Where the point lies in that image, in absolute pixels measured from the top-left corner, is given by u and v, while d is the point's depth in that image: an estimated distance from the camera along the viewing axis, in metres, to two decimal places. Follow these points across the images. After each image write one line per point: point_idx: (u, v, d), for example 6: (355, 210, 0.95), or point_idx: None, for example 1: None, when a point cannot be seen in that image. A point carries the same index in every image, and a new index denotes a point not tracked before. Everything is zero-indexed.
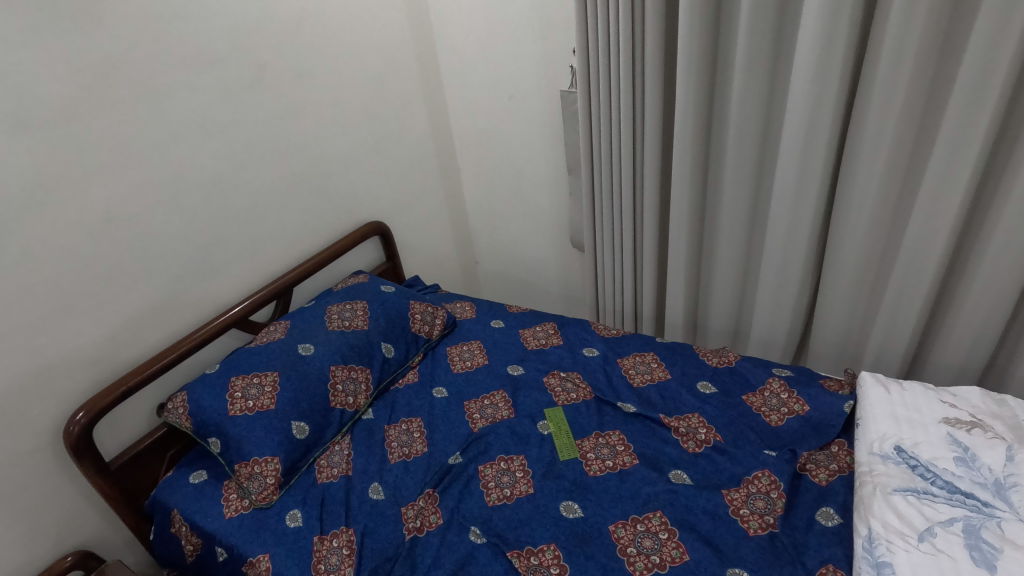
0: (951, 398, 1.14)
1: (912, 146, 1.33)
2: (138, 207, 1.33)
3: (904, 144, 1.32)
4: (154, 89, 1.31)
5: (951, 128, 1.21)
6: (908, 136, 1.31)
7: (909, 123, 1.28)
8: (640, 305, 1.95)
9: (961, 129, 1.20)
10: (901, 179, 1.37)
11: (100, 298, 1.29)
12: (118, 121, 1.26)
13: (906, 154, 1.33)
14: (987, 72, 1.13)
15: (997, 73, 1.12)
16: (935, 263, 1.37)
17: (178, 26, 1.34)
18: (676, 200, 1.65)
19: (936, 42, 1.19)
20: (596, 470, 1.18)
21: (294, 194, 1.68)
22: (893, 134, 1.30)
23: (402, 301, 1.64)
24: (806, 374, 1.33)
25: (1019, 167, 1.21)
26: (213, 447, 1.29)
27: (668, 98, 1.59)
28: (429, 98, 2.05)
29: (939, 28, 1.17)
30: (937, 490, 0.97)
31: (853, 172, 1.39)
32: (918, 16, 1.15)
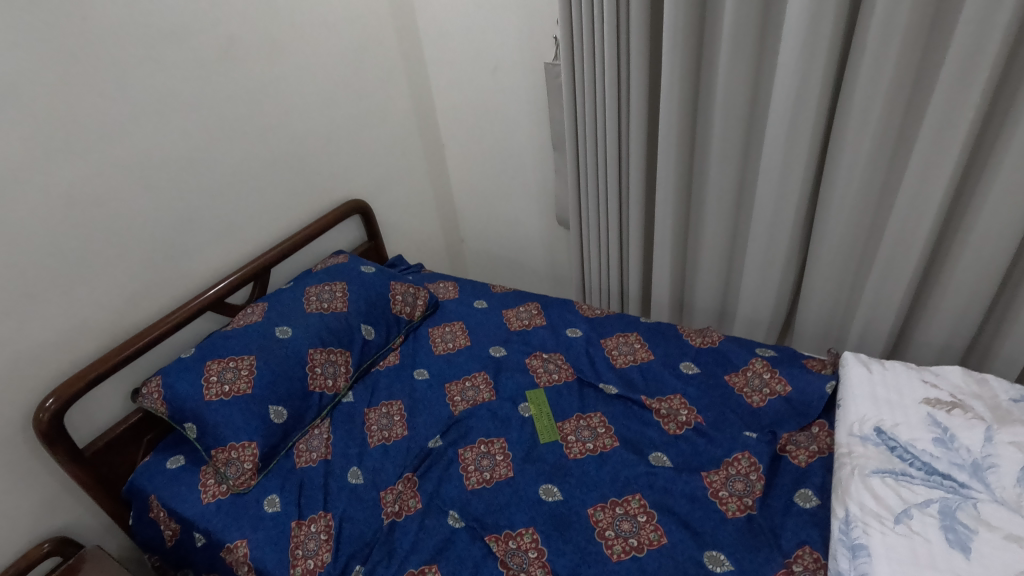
0: (933, 378, 1.13)
1: (901, 122, 1.29)
2: (103, 189, 1.27)
3: (892, 119, 1.28)
4: (116, 64, 1.25)
5: (941, 102, 1.18)
6: (897, 111, 1.27)
7: (898, 98, 1.25)
8: (626, 284, 1.93)
9: (952, 105, 1.17)
10: (889, 156, 1.34)
11: (68, 284, 1.25)
12: (78, 99, 1.20)
13: (895, 129, 1.30)
14: (980, 45, 1.09)
15: (990, 46, 1.08)
16: (922, 242, 1.35)
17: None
18: (662, 177, 1.61)
19: (929, 13, 1.15)
20: (576, 453, 1.17)
21: (270, 172, 1.62)
22: (882, 108, 1.27)
23: (382, 282, 1.61)
24: (789, 354, 1.32)
25: (1009, 144, 1.18)
26: (190, 432, 1.26)
27: (654, 71, 1.54)
28: (410, 72, 1.98)
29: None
30: (914, 471, 0.96)
31: (841, 148, 1.36)
32: None
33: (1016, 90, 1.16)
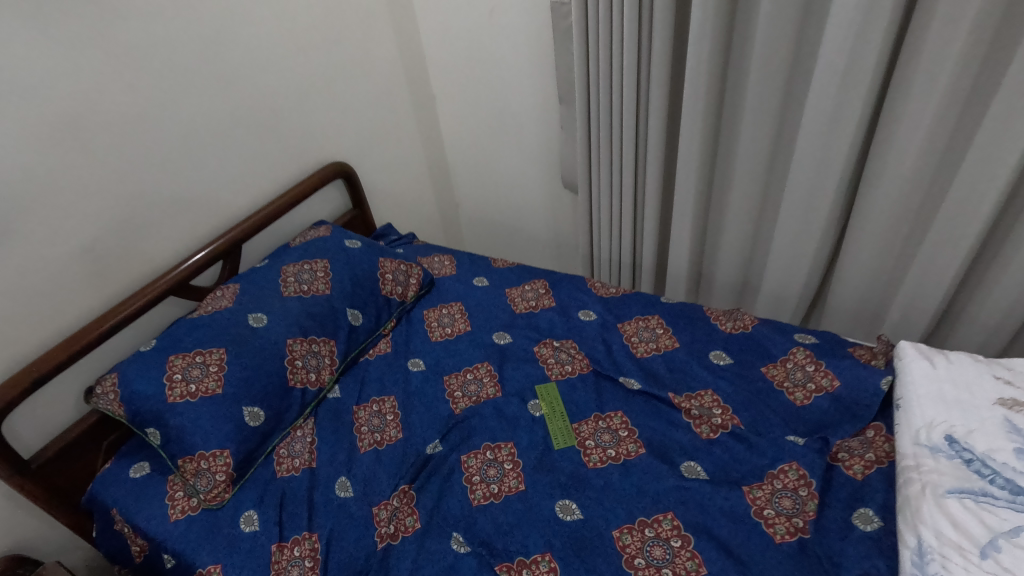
0: (1007, 373, 0.98)
1: (979, 70, 1.09)
2: (30, 156, 1.06)
3: (969, 66, 1.08)
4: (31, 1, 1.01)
5: None
6: (976, 57, 1.07)
7: (980, 40, 1.04)
8: (639, 255, 1.75)
9: None
10: (959, 110, 1.14)
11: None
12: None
13: (970, 78, 1.10)
14: None
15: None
16: (989, 212, 1.17)
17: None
18: (687, 135, 1.41)
19: None
20: (596, 462, 1.02)
21: (236, 133, 1.40)
22: (958, 53, 1.06)
23: (369, 259, 1.42)
24: (833, 341, 1.17)
25: None
26: (154, 439, 1.10)
27: (681, 11, 1.32)
28: (395, 14, 1.73)
29: None
30: (997, 491, 0.82)
31: (904, 102, 1.16)
32: None
33: None
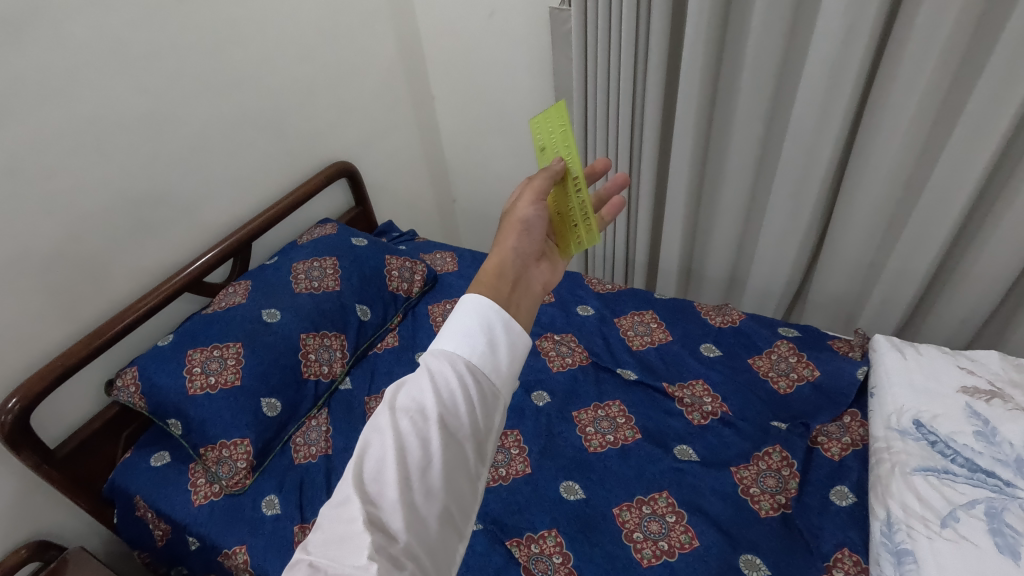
0: (969, 363, 1.08)
1: (945, 98, 1.14)
2: (50, 158, 1.09)
3: (936, 94, 1.12)
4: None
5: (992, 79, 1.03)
6: (943, 85, 1.11)
7: (946, 72, 1.09)
8: (632, 252, 1.79)
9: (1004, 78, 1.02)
10: (926, 133, 1.19)
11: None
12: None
13: (936, 105, 1.14)
14: None
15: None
16: (947, 230, 1.23)
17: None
18: (679, 142, 1.43)
19: None
20: (596, 446, 1.10)
21: (246, 133, 1.42)
22: (928, 81, 1.10)
23: (376, 257, 1.48)
24: (813, 334, 1.26)
25: None
26: (174, 429, 1.17)
27: (678, 17, 1.35)
28: (396, 14, 1.73)
29: None
30: (957, 468, 0.92)
31: (877, 129, 1.20)
32: None
33: None
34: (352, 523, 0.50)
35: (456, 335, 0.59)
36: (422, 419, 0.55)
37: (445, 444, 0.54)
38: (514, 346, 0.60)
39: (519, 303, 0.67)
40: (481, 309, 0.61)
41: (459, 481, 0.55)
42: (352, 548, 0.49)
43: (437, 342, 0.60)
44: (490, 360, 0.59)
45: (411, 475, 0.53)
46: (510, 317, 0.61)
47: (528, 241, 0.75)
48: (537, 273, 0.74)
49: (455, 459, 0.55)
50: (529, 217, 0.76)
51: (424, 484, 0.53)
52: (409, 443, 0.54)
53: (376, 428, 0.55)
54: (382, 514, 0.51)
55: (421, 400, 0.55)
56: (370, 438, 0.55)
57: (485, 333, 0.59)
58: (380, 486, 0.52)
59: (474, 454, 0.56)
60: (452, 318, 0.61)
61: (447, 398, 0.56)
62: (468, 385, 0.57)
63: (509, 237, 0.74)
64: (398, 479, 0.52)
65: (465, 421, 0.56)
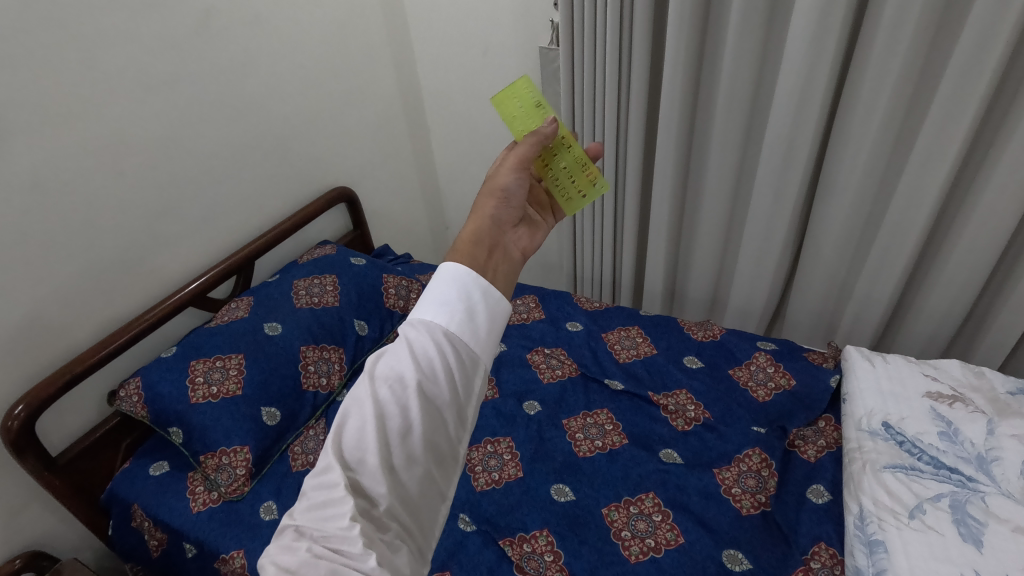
0: (932, 371, 1.14)
1: (899, 131, 1.25)
2: (69, 176, 1.15)
3: (891, 126, 1.23)
4: (69, 26, 1.11)
5: (938, 114, 1.14)
6: (896, 119, 1.22)
7: (897, 108, 1.20)
8: (618, 274, 1.87)
9: (950, 112, 1.12)
10: (884, 162, 1.29)
11: (12, 278, 1.11)
12: (20, 69, 1.06)
13: (892, 137, 1.25)
14: (982, 51, 1.04)
15: (1003, 28, 1.00)
16: (908, 251, 1.32)
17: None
18: (661, 170, 1.53)
19: (931, 26, 1.10)
20: (586, 451, 1.15)
21: (252, 157, 1.50)
22: (882, 116, 1.21)
23: (374, 275, 1.55)
24: (790, 347, 1.33)
25: (997, 157, 1.15)
26: (175, 437, 1.20)
27: (656, 56, 1.46)
28: (396, 51, 1.85)
29: (932, 18, 1.08)
30: (923, 465, 0.97)
31: (839, 159, 1.31)
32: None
33: (1006, 108, 1.13)
34: (334, 489, 0.55)
35: (434, 304, 0.64)
36: (402, 387, 0.59)
37: (424, 410, 0.59)
38: (491, 312, 0.65)
39: (496, 269, 0.72)
40: (459, 278, 0.65)
41: (437, 443, 0.60)
42: (336, 513, 0.55)
43: (416, 313, 0.64)
44: (466, 329, 0.63)
45: (391, 440, 0.58)
46: (486, 285, 0.66)
47: (505, 210, 0.81)
48: (516, 240, 0.80)
49: (434, 423, 0.60)
50: (509, 185, 0.83)
51: (405, 447, 0.58)
52: (389, 410, 0.58)
53: (356, 397, 0.60)
54: (364, 477, 0.56)
55: (400, 369, 0.60)
56: (352, 407, 0.60)
57: (462, 302, 0.64)
58: (362, 452, 0.57)
59: (452, 417, 0.62)
60: (431, 287, 0.65)
61: (425, 366, 0.61)
62: (446, 353, 0.61)
63: (486, 199, 0.81)
64: (379, 445, 0.57)
65: (443, 387, 0.61)
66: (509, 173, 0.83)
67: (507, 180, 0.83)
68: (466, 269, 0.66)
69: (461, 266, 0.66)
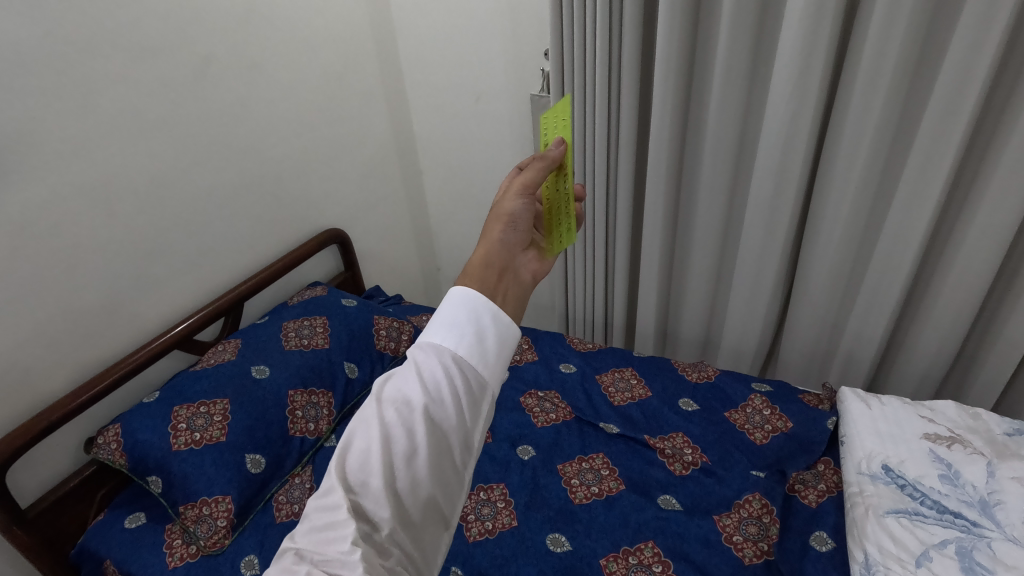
0: (929, 412, 1.13)
1: (881, 175, 1.28)
2: (61, 216, 1.15)
3: (873, 171, 1.27)
4: (70, 70, 1.12)
5: (919, 158, 1.18)
6: (877, 164, 1.26)
7: (878, 154, 1.24)
8: (610, 315, 1.87)
9: (930, 157, 1.16)
10: (869, 205, 1.32)
11: None
12: (16, 112, 1.06)
13: (875, 181, 1.28)
14: (956, 100, 1.09)
15: (976, 78, 1.05)
16: (896, 291, 1.34)
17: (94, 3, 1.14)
18: (650, 213, 1.55)
19: (907, 76, 1.15)
20: (582, 498, 1.11)
21: (245, 200, 1.51)
22: (864, 161, 1.25)
23: (365, 317, 1.53)
24: (785, 389, 1.32)
25: (977, 200, 1.19)
26: (154, 487, 1.15)
27: (644, 104, 1.51)
28: (390, 98, 1.90)
29: (907, 69, 1.14)
30: (927, 510, 0.95)
31: (824, 202, 1.34)
32: (892, 50, 1.11)
33: (982, 153, 1.17)
34: (336, 511, 0.54)
35: (444, 326, 0.64)
36: (409, 409, 0.59)
37: (430, 434, 0.59)
38: (501, 336, 0.65)
39: (506, 292, 0.73)
40: (469, 302, 0.65)
41: (443, 469, 0.59)
42: (337, 536, 0.53)
43: (425, 335, 0.64)
44: (476, 352, 0.63)
45: (396, 463, 0.57)
46: (496, 308, 0.66)
47: (513, 234, 0.82)
48: (525, 263, 0.81)
49: (439, 447, 0.59)
50: (515, 210, 0.84)
51: (409, 472, 0.57)
52: (394, 433, 0.58)
53: (362, 419, 0.59)
54: (368, 501, 0.55)
55: (407, 391, 0.60)
56: (357, 428, 0.59)
57: (472, 325, 0.64)
58: (366, 476, 0.56)
59: (459, 442, 0.61)
60: (441, 309, 0.66)
61: (432, 389, 0.60)
62: (454, 377, 0.61)
63: (491, 230, 0.82)
64: (383, 468, 0.56)
65: (451, 411, 0.60)
66: (518, 199, 0.84)
67: (516, 206, 0.84)
68: (475, 292, 0.66)
69: (470, 289, 0.67)
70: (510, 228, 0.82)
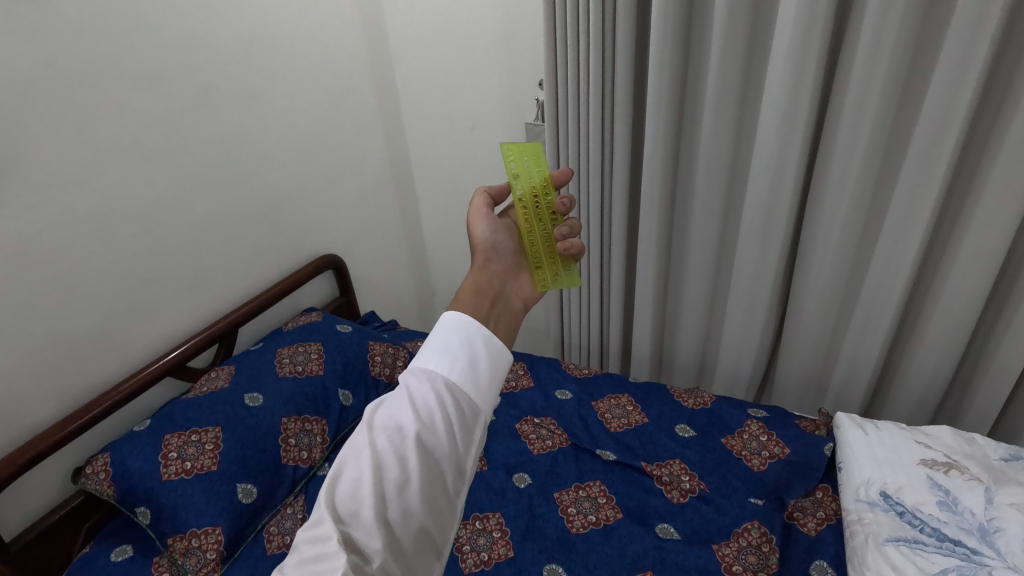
0: (924, 438, 1.13)
1: (870, 203, 1.31)
2: (57, 243, 1.15)
3: (862, 198, 1.29)
4: (71, 99, 1.14)
5: (906, 187, 1.20)
6: (866, 192, 1.28)
7: (867, 182, 1.27)
8: (606, 340, 1.87)
9: (917, 185, 1.19)
10: (859, 231, 1.34)
11: None
12: (16, 139, 1.07)
13: (865, 208, 1.31)
14: (942, 131, 1.11)
15: (958, 110, 1.08)
16: (889, 316, 1.35)
17: (97, 34, 1.16)
18: (645, 239, 1.57)
19: (892, 107, 1.18)
20: (579, 527, 1.10)
21: (242, 226, 1.52)
22: (853, 189, 1.27)
23: (360, 343, 1.53)
24: (782, 415, 1.32)
25: (964, 227, 1.21)
26: (142, 518, 1.12)
27: (637, 133, 1.54)
28: (387, 126, 1.93)
29: (892, 100, 1.17)
30: (927, 538, 0.94)
31: (815, 228, 1.36)
32: (876, 82, 1.14)
33: (967, 181, 1.20)
34: (326, 542, 0.53)
35: (437, 352, 0.65)
36: (401, 437, 0.59)
37: (423, 462, 0.58)
38: (493, 362, 0.66)
39: (499, 318, 0.74)
40: (461, 328, 0.66)
41: (436, 497, 0.59)
42: (327, 567, 0.51)
43: (417, 361, 0.65)
44: (468, 378, 0.64)
45: (388, 493, 0.56)
46: (488, 333, 0.67)
47: (495, 259, 0.85)
48: (517, 290, 0.84)
49: (432, 476, 0.59)
50: (488, 238, 0.87)
51: (401, 501, 0.56)
52: (386, 461, 0.57)
53: (353, 447, 0.59)
54: (359, 532, 0.54)
55: (399, 419, 0.60)
56: (349, 456, 0.59)
57: (465, 351, 0.65)
58: (357, 506, 0.55)
59: (451, 469, 0.61)
60: (433, 336, 0.67)
61: (425, 416, 0.60)
62: (447, 404, 0.61)
63: (480, 258, 0.85)
64: (375, 497, 0.55)
65: (443, 438, 0.60)
66: (484, 226, 0.88)
67: (486, 233, 0.87)
68: (458, 312, 0.68)
69: (455, 312, 0.69)
70: (488, 255, 0.85)
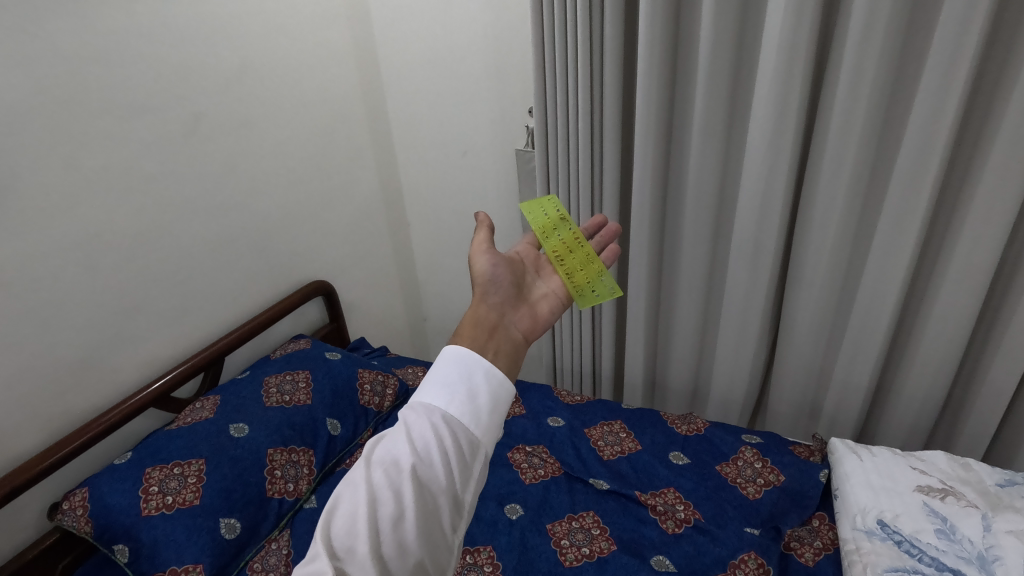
0: (920, 463, 1.12)
1: (857, 227, 1.32)
2: (41, 271, 1.13)
3: (849, 223, 1.31)
4: (59, 126, 1.13)
5: (892, 211, 1.22)
6: (853, 216, 1.30)
7: (854, 207, 1.28)
8: (598, 365, 1.86)
9: (903, 209, 1.20)
10: (847, 255, 1.35)
11: None
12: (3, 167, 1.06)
13: (852, 233, 1.32)
14: (924, 157, 1.14)
15: (939, 137, 1.11)
16: (880, 340, 1.35)
17: (89, 65, 1.17)
18: (635, 263, 1.57)
19: (875, 134, 1.20)
20: (572, 560, 1.07)
21: (230, 253, 1.50)
22: (840, 214, 1.29)
23: (349, 370, 1.50)
24: (776, 441, 1.30)
25: (950, 251, 1.22)
26: (120, 556, 1.08)
27: (626, 158, 1.56)
28: (379, 152, 1.94)
29: (875, 128, 1.19)
30: (926, 568, 0.92)
31: (804, 252, 1.37)
32: (859, 110, 1.16)
33: (951, 206, 1.22)
34: None
35: (436, 384, 0.63)
36: (398, 470, 0.57)
37: (419, 496, 0.57)
38: (494, 395, 0.64)
39: (497, 348, 0.73)
40: (462, 360, 0.65)
41: (432, 533, 0.57)
42: None
43: (417, 395, 0.64)
44: (467, 411, 0.62)
45: (383, 528, 0.55)
46: (489, 365, 0.65)
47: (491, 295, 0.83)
48: (517, 321, 0.82)
49: (428, 511, 0.57)
50: (487, 271, 0.85)
51: (396, 537, 0.55)
52: (382, 496, 0.56)
53: (351, 482, 0.58)
54: (352, 569, 0.53)
55: (396, 452, 0.58)
56: (345, 491, 0.57)
57: (465, 384, 0.64)
58: (352, 541, 0.54)
59: (449, 504, 0.59)
60: (434, 369, 0.65)
61: (422, 450, 0.59)
62: (445, 436, 0.60)
63: (478, 291, 0.83)
64: (369, 533, 0.53)
65: (440, 472, 0.58)
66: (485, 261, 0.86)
67: (485, 268, 0.85)
68: (460, 349, 0.67)
69: (459, 348, 0.67)
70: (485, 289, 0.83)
